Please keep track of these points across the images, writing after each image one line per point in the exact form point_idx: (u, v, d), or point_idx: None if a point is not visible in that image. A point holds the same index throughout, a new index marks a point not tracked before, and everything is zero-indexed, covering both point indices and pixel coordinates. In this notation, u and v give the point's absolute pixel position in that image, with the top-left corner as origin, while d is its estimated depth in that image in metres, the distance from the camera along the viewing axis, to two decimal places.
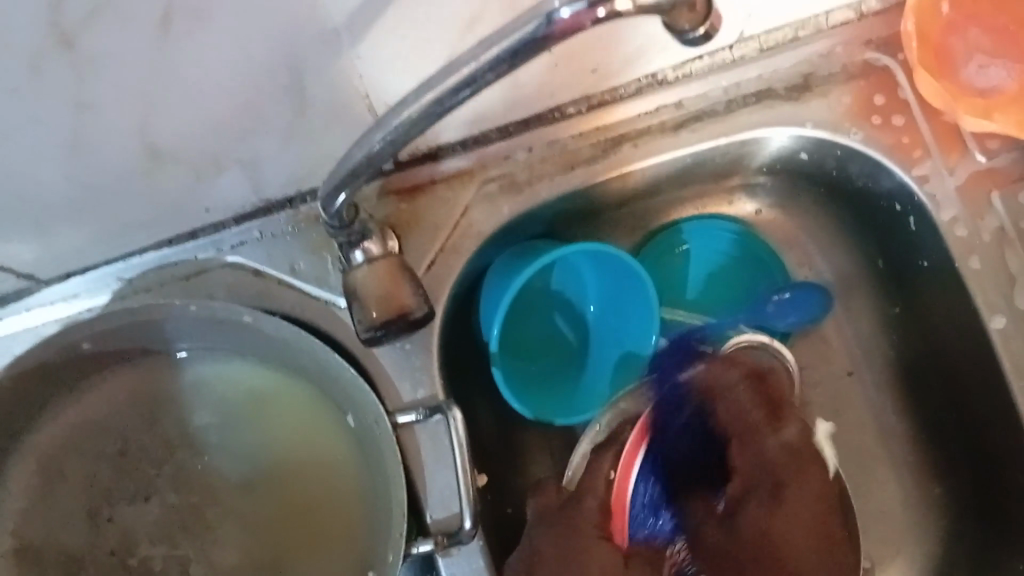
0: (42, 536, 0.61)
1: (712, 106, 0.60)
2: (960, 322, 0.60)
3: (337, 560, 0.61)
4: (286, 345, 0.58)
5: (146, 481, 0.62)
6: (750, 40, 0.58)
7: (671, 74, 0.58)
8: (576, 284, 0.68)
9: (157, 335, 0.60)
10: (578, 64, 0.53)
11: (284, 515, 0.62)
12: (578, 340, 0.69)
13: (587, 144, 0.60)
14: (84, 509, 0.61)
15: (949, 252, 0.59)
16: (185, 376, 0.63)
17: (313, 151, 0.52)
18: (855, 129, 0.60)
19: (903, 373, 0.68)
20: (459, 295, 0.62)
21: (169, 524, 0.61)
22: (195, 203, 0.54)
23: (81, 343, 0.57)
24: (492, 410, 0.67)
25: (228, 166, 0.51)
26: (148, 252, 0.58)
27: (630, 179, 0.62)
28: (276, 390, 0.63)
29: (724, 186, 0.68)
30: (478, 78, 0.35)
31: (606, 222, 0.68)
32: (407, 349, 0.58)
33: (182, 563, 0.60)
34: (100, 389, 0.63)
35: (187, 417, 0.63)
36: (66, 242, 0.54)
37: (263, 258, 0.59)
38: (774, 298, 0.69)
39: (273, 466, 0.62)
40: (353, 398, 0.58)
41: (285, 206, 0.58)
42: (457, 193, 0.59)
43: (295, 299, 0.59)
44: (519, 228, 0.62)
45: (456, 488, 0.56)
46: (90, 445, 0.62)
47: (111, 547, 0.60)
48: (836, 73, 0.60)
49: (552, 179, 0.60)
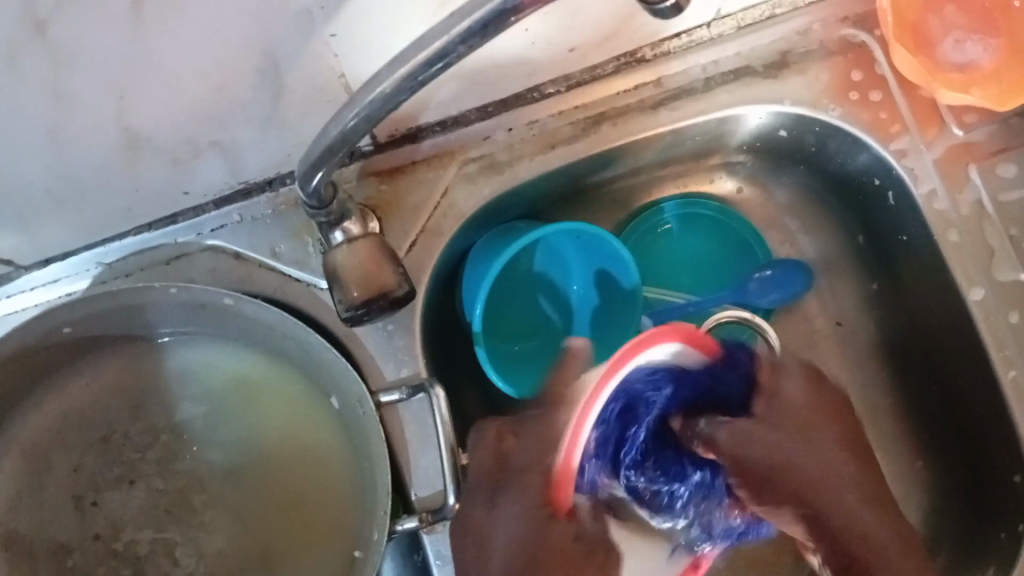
0: (27, 524, 0.60)
1: (691, 85, 0.60)
2: (940, 295, 0.61)
3: (324, 540, 0.61)
4: (269, 328, 0.58)
5: (131, 467, 0.62)
6: (726, 19, 0.58)
7: (649, 53, 0.58)
8: (559, 266, 0.68)
9: (139, 321, 0.60)
10: (555, 43, 0.53)
11: (270, 499, 0.62)
12: (563, 322, 0.69)
13: (567, 123, 0.60)
14: (69, 496, 0.61)
15: (928, 226, 0.59)
16: (169, 361, 0.64)
17: (292, 136, 0.52)
18: (834, 105, 0.60)
19: (885, 349, 0.68)
20: (442, 277, 0.63)
21: (155, 510, 0.61)
22: (177, 192, 0.54)
23: (63, 329, 0.57)
24: (476, 392, 0.67)
25: (208, 153, 0.51)
26: (129, 237, 0.58)
27: (610, 158, 0.63)
28: (261, 374, 0.63)
29: (704, 165, 0.68)
30: (450, 51, 0.35)
31: (588, 202, 0.68)
32: (390, 330, 0.58)
33: (169, 548, 0.61)
34: (84, 376, 0.62)
35: (171, 403, 0.63)
36: (49, 233, 0.54)
37: (244, 242, 0.59)
38: (756, 276, 0.68)
39: (259, 450, 0.62)
40: (336, 379, 0.58)
41: (264, 188, 0.57)
42: (437, 173, 0.59)
43: (277, 282, 0.59)
44: (500, 209, 0.63)
45: (440, 468, 0.56)
46: (74, 433, 0.62)
47: (98, 533, 0.60)
48: (814, 50, 0.60)
49: (532, 159, 0.60)
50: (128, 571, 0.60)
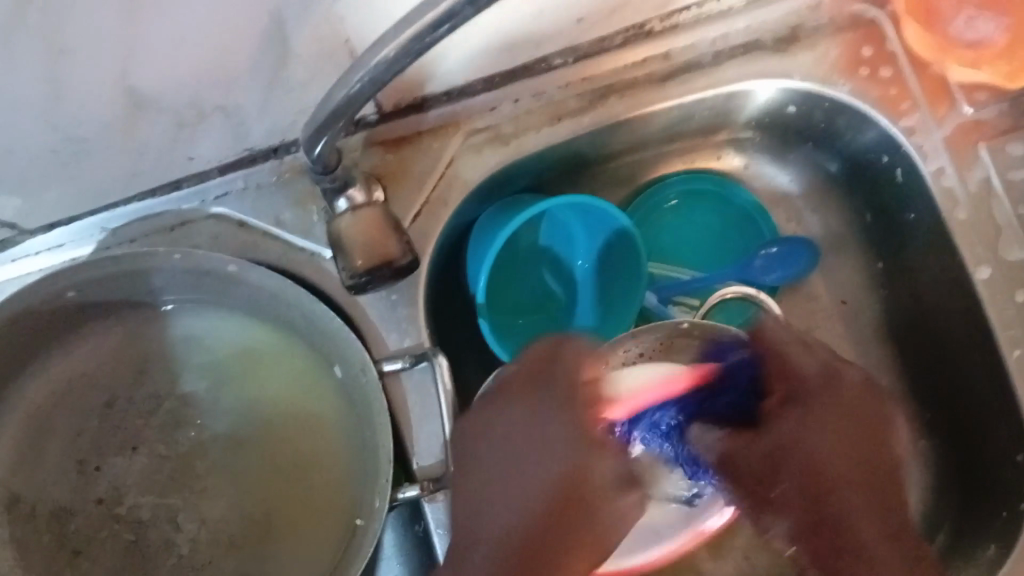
0: (30, 486, 0.61)
1: (699, 58, 0.59)
2: (946, 273, 0.60)
3: (325, 508, 0.62)
4: (272, 296, 0.59)
5: (134, 433, 0.62)
6: None
7: (659, 25, 0.58)
8: (564, 239, 0.68)
9: (143, 287, 0.60)
10: (564, 13, 0.53)
11: (271, 467, 0.62)
12: (566, 295, 0.69)
13: (574, 95, 0.60)
14: (72, 460, 0.61)
15: (935, 204, 0.59)
16: (173, 328, 0.64)
17: (297, 101, 0.52)
18: (844, 81, 0.59)
19: (890, 328, 0.68)
20: (446, 249, 0.62)
21: (158, 475, 0.61)
22: (181, 156, 0.54)
23: (67, 293, 0.57)
24: (478, 364, 0.67)
25: (212, 117, 0.51)
26: (133, 204, 0.57)
27: (617, 133, 0.63)
28: (264, 343, 0.63)
29: (711, 141, 0.68)
30: (460, 12, 0.35)
31: (593, 176, 0.68)
32: (394, 299, 0.58)
33: (171, 513, 0.61)
34: (87, 341, 0.63)
35: (175, 370, 0.63)
36: (53, 196, 0.54)
37: (249, 209, 0.59)
38: (762, 253, 0.68)
39: (261, 419, 0.63)
40: (339, 349, 0.58)
41: (270, 155, 0.57)
42: (443, 143, 0.59)
43: (280, 250, 0.59)
44: (505, 181, 0.62)
45: (441, 437, 0.56)
46: (77, 398, 0.62)
47: (100, 497, 0.61)
48: (825, 24, 0.60)
49: (539, 131, 0.60)
50: (131, 535, 0.60)
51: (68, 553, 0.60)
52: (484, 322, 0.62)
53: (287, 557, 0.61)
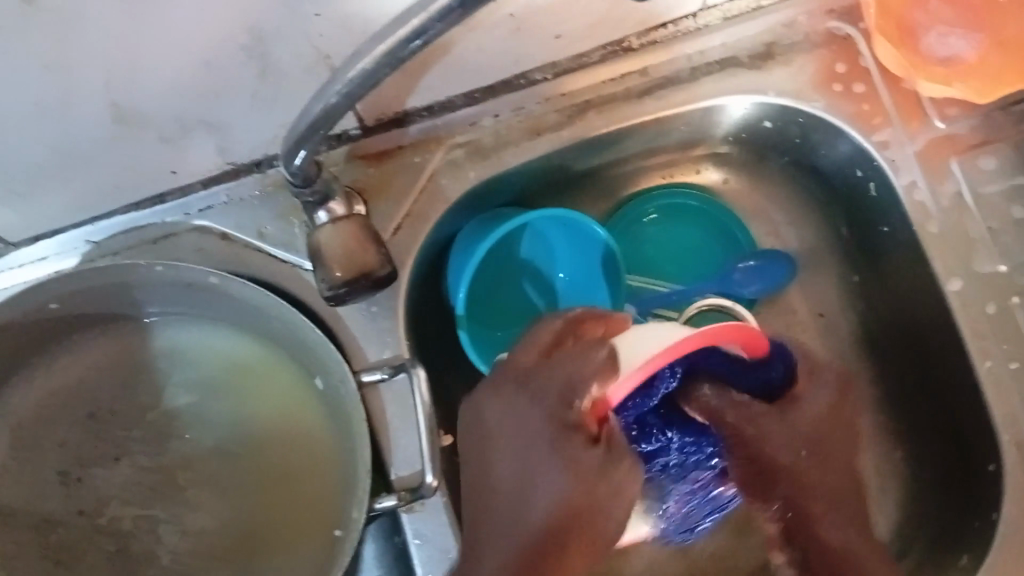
0: (13, 496, 0.61)
1: (676, 74, 0.60)
2: (920, 286, 0.61)
3: (306, 520, 0.62)
4: (254, 308, 0.59)
5: (117, 444, 0.62)
6: (714, 10, 0.59)
7: (636, 42, 0.59)
8: (545, 253, 0.69)
9: (125, 299, 0.61)
10: (542, 31, 0.54)
11: (252, 480, 0.62)
12: (547, 308, 0.69)
13: (553, 110, 0.60)
14: (56, 471, 0.61)
15: (908, 217, 0.60)
16: (157, 341, 0.64)
17: (279, 116, 0.53)
18: (818, 96, 0.60)
19: (867, 340, 0.69)
20: (429, 260, 0.63)
21: (140, 487, 0.62)
22: (165, 170, 0.55)
23: (50, 305, 0.58)
24: (460, 376, 0.67)
25: (195, 132, 0.51)
26: (117, 215, 0.59)
27: (596, 148, 0.63)
28: (246, 356, 0.64)
29: (690, 156, 0.69)
30: (429, 29, 0.36)
31: (574, 191, 0.69)
32: (374, 311, 0.59)
33: (152, 525, 0.61)
34: (72, 353, 0.63)
35: (159, 381, 0.64)
36: (38, 209, 0.55)
37: (232, 222, 0.60)
38: (740, 266, 0.69)
39: (243, 431, 0.63)
40: (321, 360, 0.59)
41: (253, 169, 0.58)
42: (424, 158, 0.60)
43: (263, 263, 0.59)
44: (486, 195, 0.63)
45: (420, 447, 0.57)
46: (60, 409, 0.63)
47: (81, 508, 0.61)
48: (799, 41, 0.61)
49: (518, 146, 0.61)
50: (114, 546, 0.61)
51: (51, 563, 0.61)
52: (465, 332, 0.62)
53: (269, 568, 0.61)
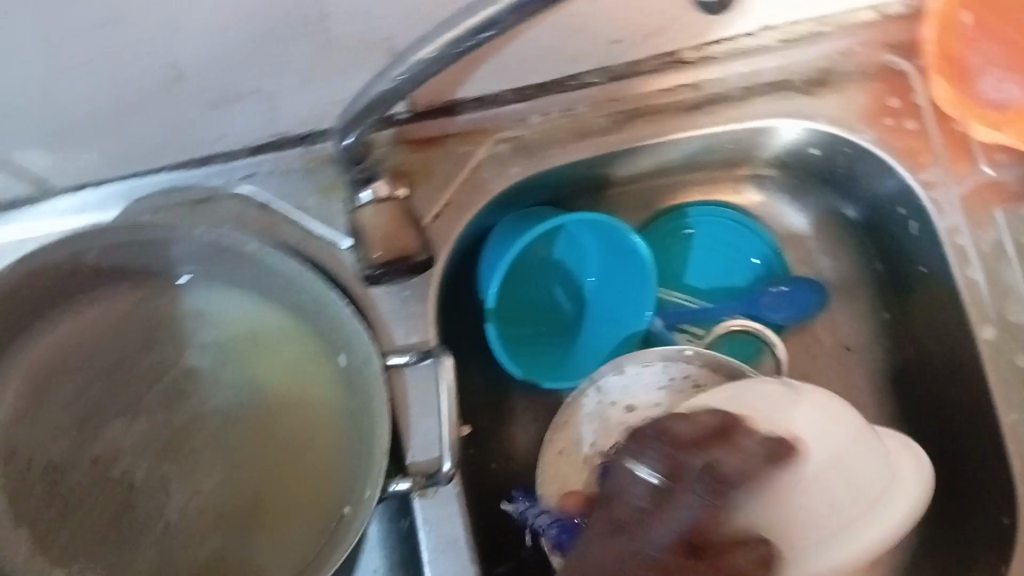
0: (28, 439, 0.61)
1: (728, 91, 0.60)
2: (952, 328, 0.61)
3: (314, 494, 0.62)
4: (287, 279, 0.60)
5: (135, 399, 0.63)
6: (772, 31, 0.59)
7: (691, 54, 0.59)
8: (574, 255, 0.69)
9: (160, 256, 0.61)
10: (600, 35, 0.54)
11: (264, 449, 0.63)
12: (573, 310, 0.70)
13: (602, 114, 0.60)
14: (72, 418, 0.62)
15: (946, 259, 0.59)
16: (186, 302, 0.65)
17: (332, 92, 0.53)
18: (868, 128, 0.60)
19: (891, 377, 0.68)
20: (461, 253, 0.63)
21: (155, 443, 0.62)
22: (214, 133, 0.55)
23: (88, 253, 0.58)
24: (480, 370, 0.67)
25: (249, 98, 0.52)
26: (161, 174, 0.59)
27: (641, 157, 0.64)
28: (271, 326, 0.64)
29: (732, 174, 0.69)
30: (501, 19, 0.36)
31: (612, 198, 0.69)
32: (406, 295, 0.59)
33: (163, 481, 0.62)
34: (99, 304, 0.63)
35: (183, 341, 0.64)
36: (84, 158, 0.55)
37: (273, 192, 0.60)
38: (771, 290, 0.68)
39: (260, 399, 0.64)
40: (346, 337, 0.59)
41: (299, 142, 0.59)
42: (469, 148, 0.60)
43: (300, 236, 0.59)
44: (526, 192, 0.63)
45: (439, 432, 0.57)
46: (83, 358, 0.63)
47: (95, 458, 0.61)
48: (854, 70, 0.61)
49: (563, 146, 0.60)
50: (123, 499, 0.61)
51: (56, 511, 0.60)
52: (491, 330, 0.63)
53: (273, 537, 0.62)
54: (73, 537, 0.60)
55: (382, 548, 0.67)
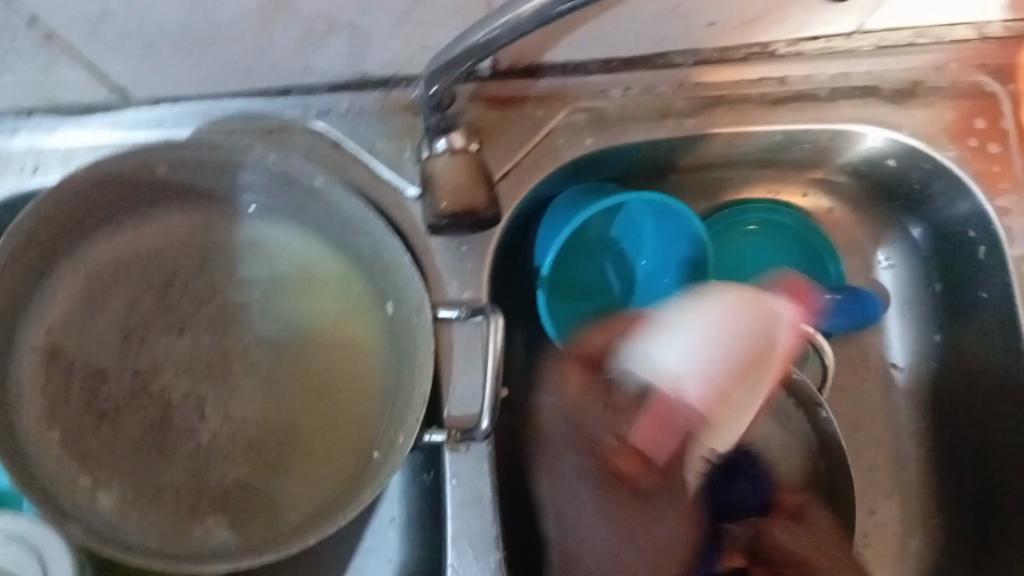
0: (76, 342, 0.61)
1: (814, 90, 0.60)
2: (1006, 359, 0.60)
3: (347, 435, 0.63)
4: (348, 220, 0.60)
5: (183, 317, 0.63)
6: (869, 35, 0.58)
7: (783, 48, 0.59)
8: (631, 237, 0.68)
9: (227, 180, 0.62)
10: (697, 15, 0.53)
11: (303, 384, 0.64)
12: (622, 291, 0.69)
13: (683, 97, 0.60)
14: (120, 328, 0.62)
15: (1012, 288, 0.59)
16: (245, 229, 0.65)
17: (423, 38, 0.53)
18: (951, 146, 0.59)
19: (933, 401, 0.68)
20: (522, 218, 0.63)
21: (197, 363, 0.63)
22: (300, 64, 0.55)
23: (159, 167, 0.59)
24: (523, 337, 0.67)
25: (341, 33, 0.52)
26: (236, 99, 0.59)
27: (716, 146, 0.63)
28: (325, 264, 0.65)
29: (802, 176, 0.68)
30: None
31: (678, 184, 0.68)
32: (464, 251, 0.60)
33: (200, 402, 0.62)
34: (158, 220, 0.64)
35: (237, 268, 0.64)
36: (168, 72, 0.55)
37: (346, 130, 0.60)
38: (826, 297, 0.67)
39: (305, 336, 0.64)
40: (399, 285, 0.60)
41: (379, 85, 0.59)
42: (545, 115, 0.59)
43: (366, 178, 0.60)
44: (595, 165, 0.63)
45: (480, 390, 0.58)
46: (138, 269, 0.63)
47: (138, 370, 0.62)
48: (945, 87, 0.60)
49: (641, 125, 0.59)
50: (159, 413, 0.62)
51: (93, 416, 0.61)
52: (541, 297, 0.62)
53: (300, 471, 0.62)
54: (106, 444, 0.61)
55: (403, 499, 0.67)
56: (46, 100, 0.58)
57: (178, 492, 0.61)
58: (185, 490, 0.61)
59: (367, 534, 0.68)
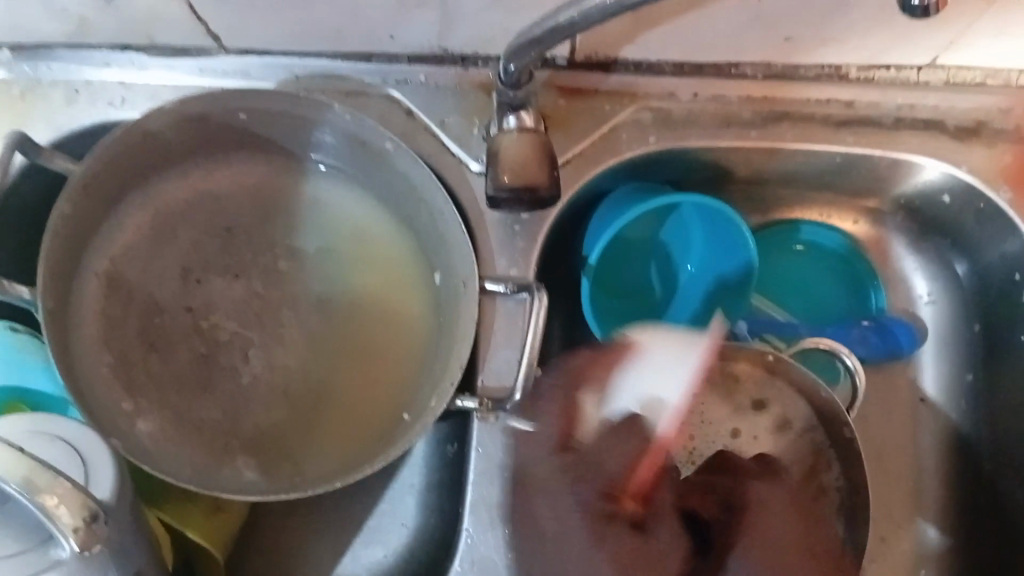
0: (138, 271, 0.64)
1: (880, 117, 0.61)
2: None
3: (381, 395, 0.65)
4: (411, 188, 0.62)
5: (241, 263, 0.66)
6: (939, 70, 0.59)
7: (854, 73, 0.60)
8: (679, 239, 0.69)
9: (300, 135, 0.64)
10: (773, 28, 0.55)
11: (345, 342, 0.66)
12: (663, 293, 0.70)
13: (749, 109, 0.61)
14: (180, 265, 0.65)
15: None
16: (310, 186, 0.68)
17: (508, 18, 0.54)
18: (1008, 189, 0.60)
19: (960, 442, 0.68)
20: (576, 208, 0.64)
21: (247, 308, 0.65)
22: (387, 30, 0.57)
23: (239, 114, 0.61)
24: (561, 325, 0.69)
25: (432, 4, 0.53)
26: (322, 59, 0.61)
27: (776, 162, 0.64)
28: (383, 228, 0.67)
29: (856, 204, 0.69)
30: None
31: (732, 198, 0.70)
32: (516, 231, 0.61)
33: (245, 345, 0.65)
34: (232, 166, 0.67)
35: (297, 224, 0.67)
36: (259, 23, 0.57)
37: (420, 103, 0.62)
38: (862, 324, 0.68)
39: (353, 293, 0.66)
40: (451, 255, 0.62)
41: (457, 62, 0.61)
42: (614, 109, 0.61)
43: (433, 149, 0.62)
44: (653, 167, 0.65)
45: (514, 365, 0.60)
46: (206, 212, 0.66)
47: (191, 307, 0.64)
48: (1007, 130, 0.61)
49: (704, 129, 0.61)
50: (204, 350, 0.64)
51: (143, 345, 0.63)
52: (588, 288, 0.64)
53: (332, 424, 0.65)
54: (151, 373, 0.63)
55: (424, 468, 0.69)
56: (143, 39, 0.60)
57: (213, 428, 0.63)
58: (220, 429, 0.63)
59: (386, 498, 0.69)
